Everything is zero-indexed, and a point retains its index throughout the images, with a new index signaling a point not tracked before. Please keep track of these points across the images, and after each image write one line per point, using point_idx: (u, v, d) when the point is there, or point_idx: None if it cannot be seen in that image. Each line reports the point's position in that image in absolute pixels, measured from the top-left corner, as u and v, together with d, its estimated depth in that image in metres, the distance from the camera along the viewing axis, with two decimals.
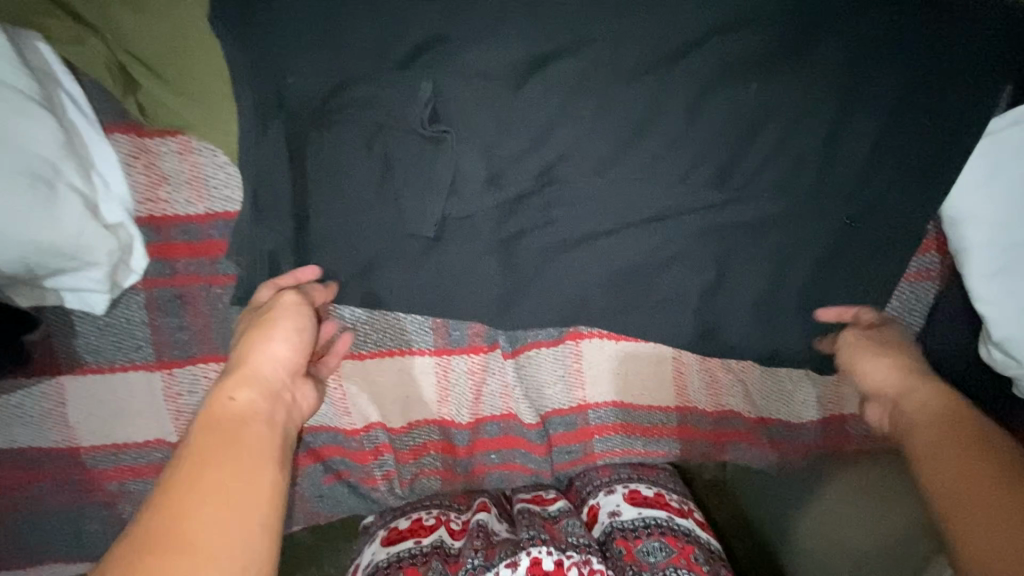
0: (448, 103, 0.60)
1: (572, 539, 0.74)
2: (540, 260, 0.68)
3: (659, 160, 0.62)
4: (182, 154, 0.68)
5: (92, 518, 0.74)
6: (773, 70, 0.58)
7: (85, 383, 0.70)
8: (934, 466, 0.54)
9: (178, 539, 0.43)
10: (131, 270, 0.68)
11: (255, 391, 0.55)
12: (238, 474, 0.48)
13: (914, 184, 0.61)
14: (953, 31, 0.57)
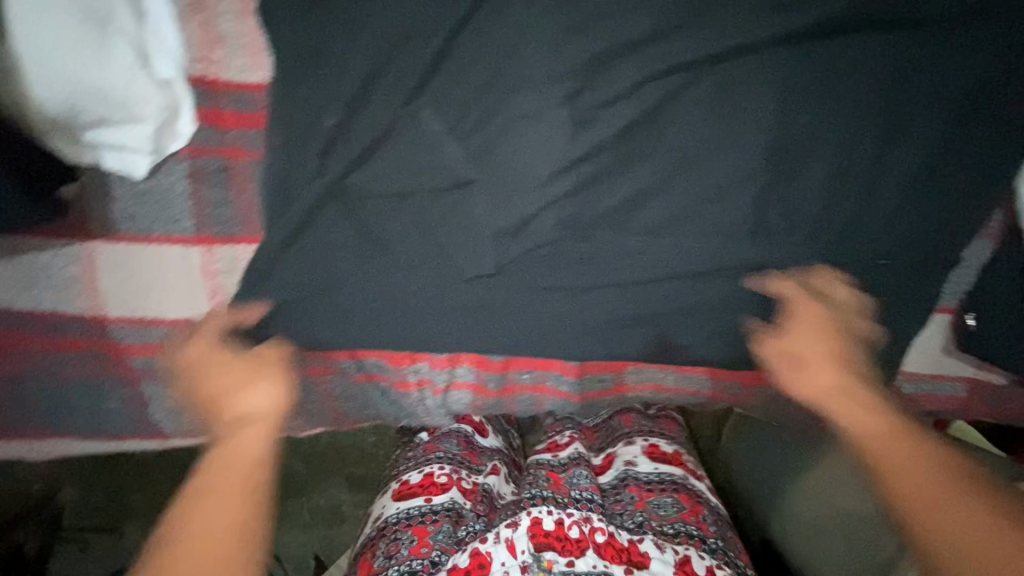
0: (530, 11, 0.64)
1: (575, 493, 0.81)
2: (603, 177, 0.69)
3: (717, 94, 0.68)
4: (241, 15, 0.62)
5: (113, 393, 0.73)
6: (767, 68, 0.67)
7: (119, 249, 0.67)
8: (884, 466, 0.54)
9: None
10: (177, 135, 0.64)
11: (252, 424, 0.54)
12: (233, 503, 0.48)
13: (881, 188, 0.70)
14: (898, 58, 0.68)
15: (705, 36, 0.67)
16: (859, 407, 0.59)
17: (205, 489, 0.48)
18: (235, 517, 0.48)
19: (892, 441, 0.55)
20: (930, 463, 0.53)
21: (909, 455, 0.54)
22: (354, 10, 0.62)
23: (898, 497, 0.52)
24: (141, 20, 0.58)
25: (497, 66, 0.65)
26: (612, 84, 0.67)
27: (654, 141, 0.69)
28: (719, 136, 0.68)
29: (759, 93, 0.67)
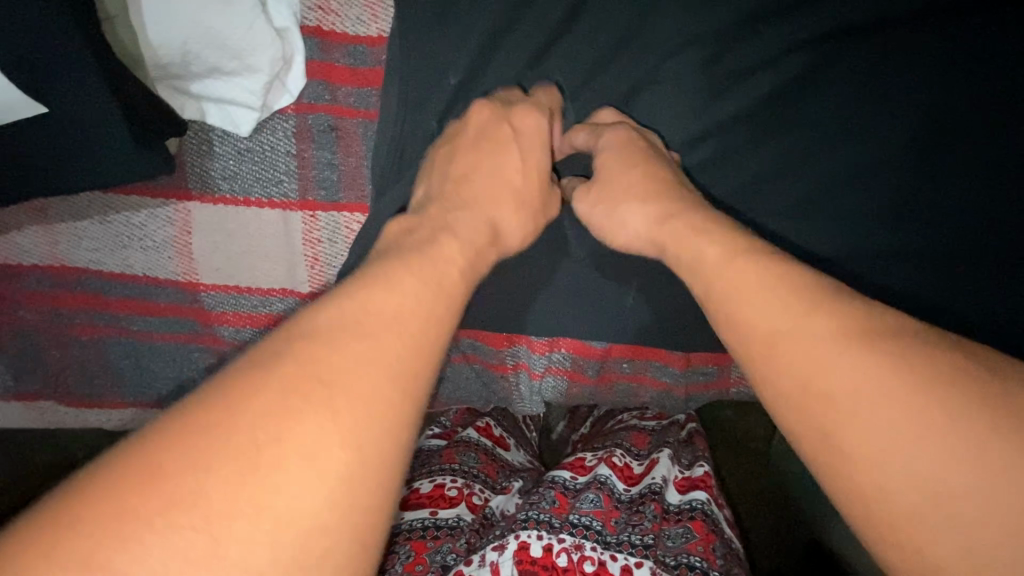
0: None
1: (572, 517, 0.69)
2: (737, 150, 0.63)
3: (884, 58, 0.59)
4: None
5: (198, 363, 0.70)
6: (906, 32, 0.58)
7: (216, 212, 0.63)
8: (779, 358, 0.39)
9: (346, 327, 0.36)
10: (286, 91, 0.59)
11: (524, 215, 0.55)
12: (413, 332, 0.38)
13: (894, 161, 0.60)
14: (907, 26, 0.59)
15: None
16: (750, 285, 0.43)
17: (391, 295, 0.38)
18: (415, 347, 0.37)
19: (796, 342, 0.39)
20: (847, 366, 0.36)
21: (816, 363, 0.37)
22: None
23: (812, 399, 0.37)
24: None
25: (633, 25, 0.60)
26: (757, 48, 0.61)
27: (801, 113, 0.62)
28: (877, 110, 0.60)
29: (933, 57, 0.58)
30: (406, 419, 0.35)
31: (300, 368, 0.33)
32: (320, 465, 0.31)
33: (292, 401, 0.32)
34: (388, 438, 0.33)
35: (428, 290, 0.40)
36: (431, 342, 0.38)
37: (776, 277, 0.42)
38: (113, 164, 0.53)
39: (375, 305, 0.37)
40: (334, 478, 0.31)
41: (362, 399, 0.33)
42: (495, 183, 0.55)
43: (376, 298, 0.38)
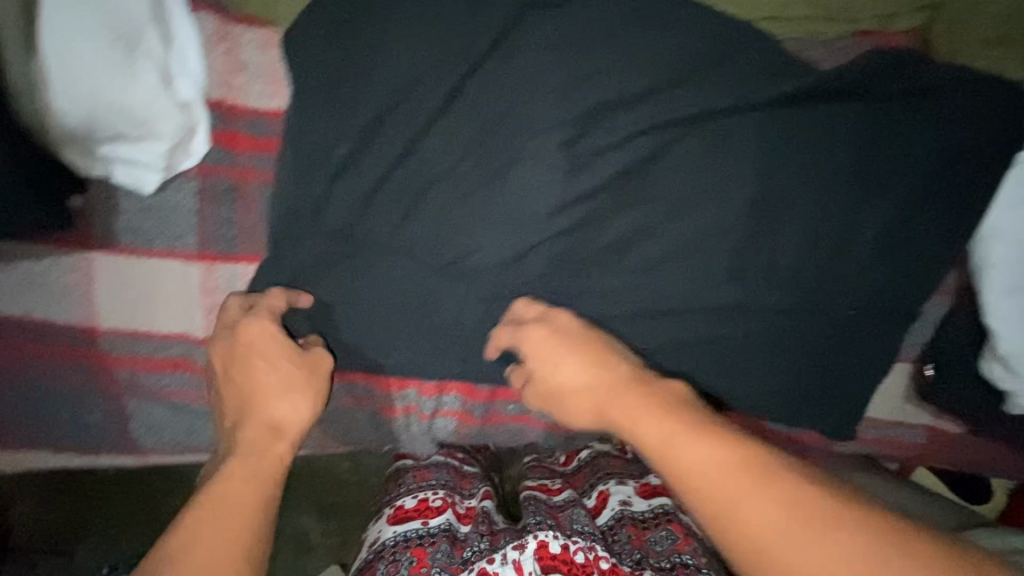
0: (530, 58, 0.68)
1: (576, 528, 0.77)
2: (597, 218, 0.74)
3: (707, 149, 0.72)
4: (265, 47, 0.66)
5: (96, 406, 0.72)
6: (723, 125, 0.71)
7: (118, 262, 0.67)
8: (721, 509, 0.56)
9: (179, 545, 0.54)
10: (189, 153, 0.66)
11: (291, 399, 0.66)
12: (239, 512, 0.58)
13: (758, 236, 0.75)
14: (748, 123, 0.71)
15: (701, 89, 0.70)
16: (703, 453, 0.58)
17: (234, 510, 0.58)
18: (244, 528, 0.57)
19: (734, 492, 0.56)
20: (769, 502, 0.54)
21: (752, 508, 0.55)
22: (367, 47, 0.66)
23: (722, 502, 0.56)
24: (168, 44, 0.62)
25: (502, 109, 0.69)
26: (610, 131, 0.71)
27: (643, 187, 0.74)
28: (704, 192, 0.74)
29: (747, 148, 0.72)
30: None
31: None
32: None
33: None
34: None
35: (251, 482, 0.60)
36: (263, 524, 0.59)
37: (708, 444, 0.59)
38: None
39: (218, 517, 0.57)
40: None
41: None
42: (269, 372, 0.66)
43: (217, 513, 0.57)
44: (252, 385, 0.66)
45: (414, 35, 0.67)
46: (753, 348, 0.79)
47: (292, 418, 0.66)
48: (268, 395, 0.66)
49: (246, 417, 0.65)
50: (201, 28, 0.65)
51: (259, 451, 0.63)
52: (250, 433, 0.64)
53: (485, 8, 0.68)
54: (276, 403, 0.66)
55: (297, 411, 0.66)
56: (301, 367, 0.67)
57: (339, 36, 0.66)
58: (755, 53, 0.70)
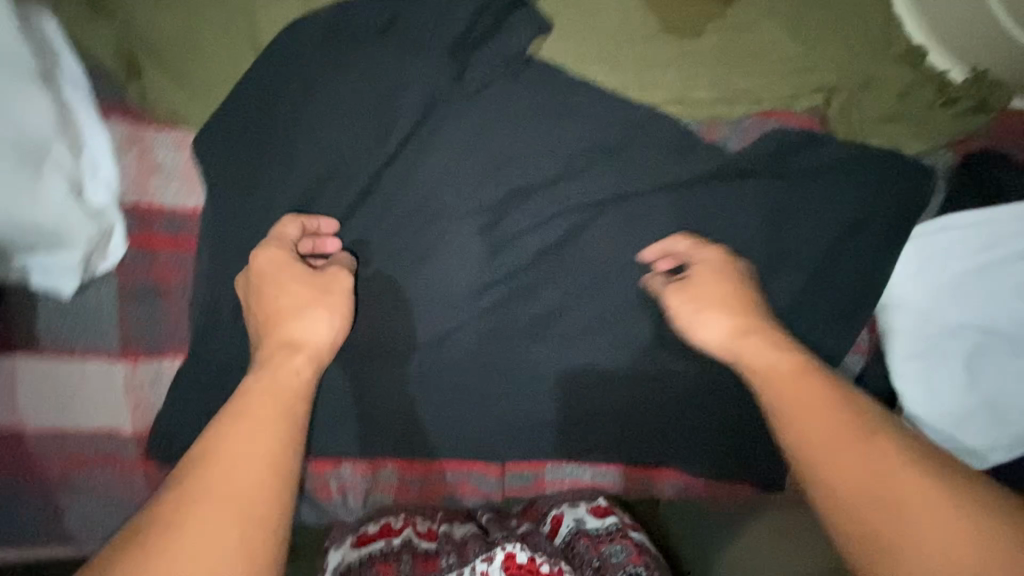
0: (444, 149, 0.72)
1: (542, 547, 0.72)
2: (521, 296, 0.76)
3: (623, 227, 0.74)
4: (179, 148, 0.67)
5: (22, 508, 0.70)
6: (637, 205, 0.74)
7: (42, 364, 0.68)
8: (835, 465, 0.47)
9: (178, 511, 0.42)
10: (107, 255, 0.66)
11: (303, 358, 0.55)
12: (254, 439, 0.46)
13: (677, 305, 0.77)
14: (660, 202, 0.74)
15: (611, 171, 0.73)
16: (805, 398, 0.52)
17: (246, 441, 0.46)
18: (257, 491, 0.44)
19: (844, 442, 0.48)
20: (881, 466, 0.45)
21: (874, 461, 0.46)
22: (281, 145, 0.68)
23: (832, 468, 0.47)
24: (77, 154, 0.63)
25: (420, 197, 0.72)
26: (526, 212, 0.73)
27: (562, 265, 0.75)
28: (624, 268, 0.75)
29: (662, 225, 0.74)
30: (268, 529, 0.43)
31: (173, 555, 0.39)
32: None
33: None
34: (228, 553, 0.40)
35: (270, 440, 0.47)
36: (286, 445, 0.47)
37: (818, 394, 0.52)
38: None
39: (225, 457, 0.45)
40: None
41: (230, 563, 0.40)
42: (286, 300, 0.60)
43: (241, 432, 0.47)
44: (286, 300, 0.60)
45: (328, 132, 0.69)
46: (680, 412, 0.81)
47: (309, 366, 0.55)
48: (288, 317, 0.59)
49: (263, 346, 0.57)
50: (113, 133, 0.66)
51: (280, 391, 0.51)
52: (280, 381, 0.52)
53: (397, 102, 0.70)
54: (302, 318, 0.59)
55: (322, 329, 0.59)
56: (316, 288, 0.61)
57: (254, 137, 0.67)
58: (660, 139, 0.73)
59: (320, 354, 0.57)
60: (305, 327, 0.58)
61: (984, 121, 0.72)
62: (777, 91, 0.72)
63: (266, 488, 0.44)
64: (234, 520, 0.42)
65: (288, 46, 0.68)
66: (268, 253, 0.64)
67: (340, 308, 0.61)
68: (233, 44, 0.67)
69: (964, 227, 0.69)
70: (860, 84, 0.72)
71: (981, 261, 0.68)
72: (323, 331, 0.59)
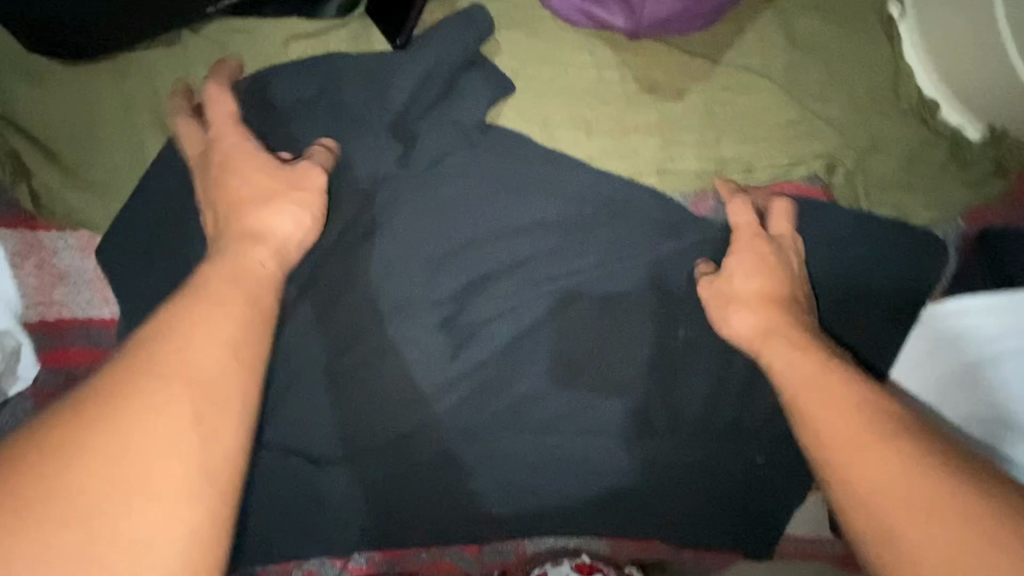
0: (399, 232, 0.63)
1: None
2: (493, 387, 0.68)
3: (600, 310, 0.67)
4: (85, 252, 0.59)
5: None
6: (614, 286, 0.67)
7: None
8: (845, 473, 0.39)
9: (122, 388, 0.31)
10: (15, 379, 0.58)
11: (268, 249, 0.46)
12: (211, 331, 0.36)
13: (663, 391, 0.71)
14: (640, 282, 0.67)
15: (588, 252, 0.65)
16: (813, 390, 0.45)
17: (206, 328, 0.36)
18: (229, 430, 0.33)
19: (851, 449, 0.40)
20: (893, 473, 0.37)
21: (882, 477, 0.37)
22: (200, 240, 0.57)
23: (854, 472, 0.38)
24: None
25: (373, 287, 0.64)
26: (492, 297, 0.65)
27: (531, 353, 0.68)
28: (601, 354, 0.69)
29: (639, 306, 0.68)
30: (233, 450, 0.33)
31: (111, 440, 0.29)
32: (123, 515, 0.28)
33: (105, 473, 0.28)
34: (201, 505, 0.30)
35: (239, 308, 0.38)
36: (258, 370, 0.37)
37: (831, 399, 0.43)
38: None
39: (189, 340, 0.34)
40: (171, 513, 0.29)
41: (182, 458, 0.30)
42: (246, 175, 0.50)
43: (199, 321, 0.36)
44: (246, 180, 0.49)
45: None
46: (674, 499, 0.74)
47: (271, 258, 0.45)
48: (249, 205, 0.48)
49: (224, 237, 0.46)
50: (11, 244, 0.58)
51: (246, 279, 0.42)
52: (240, 267, 0.43)
53: (342, 186, 0.62)
54: (267, 209, 0.48)
55: (295, 225, 0.49)
56: (278, 176, 0.50)
57: (168, 233, 0.57)
58: (641, 213, 0.65)
59: (285, 254, 0.47)
60: (273, 219, 0.48)
61: (1002, 187, 0.64)
62: (770, 158, 0.64)
63: (241, 386, 0.35)
64: (206, 407, 0.33)
65: (199, 125, 0.57)
66: (236, 145, 0.52)
67: (315, 206, 0.51)
68: (139, 128, 0.58)
69: (982, 308, 0.60)
70: (866, 147, 0.64)
71: (999, 349, 0.59)
72: (293, 229, 0.49)
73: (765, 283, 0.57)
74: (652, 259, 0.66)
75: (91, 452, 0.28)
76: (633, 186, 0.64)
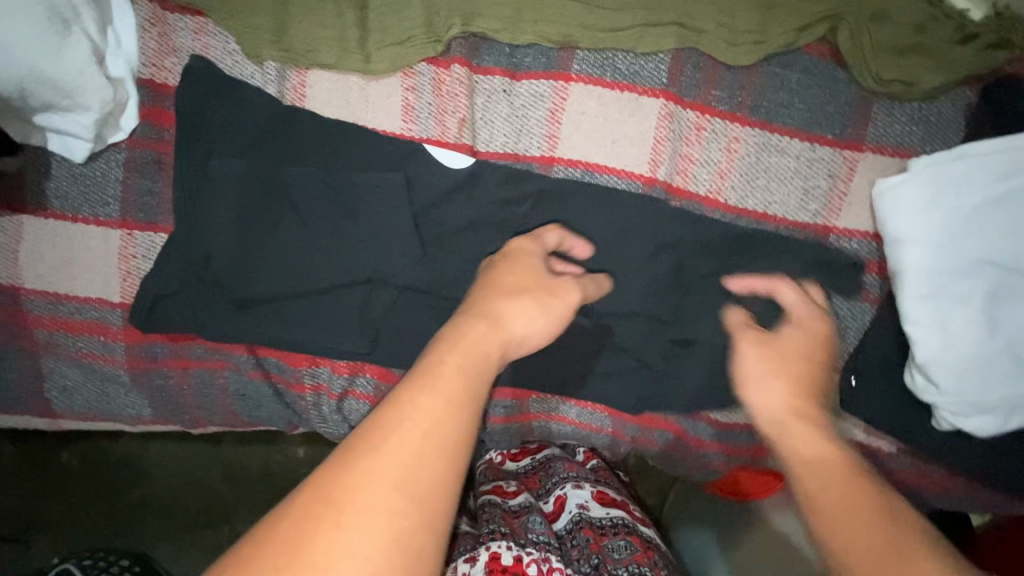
0: (454, 57, 0.73)
1: (531, 536, 0.71)
2: (517, 211, 0.74)
3: (619, 148, 0.74)
4: (196, 33, 0.70)
5: (13, 365, 0.74)
6: (627, 131, 0.74)
7: (46, 224, 0.71)
8: (825, 502, 0.55)
9: (392, 425, 0.44)
10: (119, 127, 0.70)
11: (497, 349, 0.54)
12: (457, 399, 0.47)
13: (682, 246, 0.74)
14: (655, 132, 0.74)
15: (607, 96, 0.73)
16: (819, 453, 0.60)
17: (427, 421, 0.45)
18: (441, 458, 0.44)
19: (867, 517, 0.52)
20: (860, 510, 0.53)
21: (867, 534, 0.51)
22: (299, 37, 0.70)
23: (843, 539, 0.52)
24: (104, 26, 0.67)
25: (427, 98, 0.74)
26: (516, 152, 0.75)
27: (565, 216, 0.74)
28: (627, 218, 0.74)
29: (663, 163, 0.74)
30: (444, 504, 0.43)
31: (366, 465, 0.42)
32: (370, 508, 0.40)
33: (374, 473, 0.42)
34: (423, 521, 0.41)
35: (452, 400, 0.47)
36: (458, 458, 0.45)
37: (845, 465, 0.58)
38: None
39: (431, 407, 0.46)
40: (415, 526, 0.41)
41: (414, 489, 0.42)
42: (508, 270, 0.64)
43: (427, 431, 0.44)
44: (507, 278, 0.63)
45: (333, 29, 0.71)
46: (676, 355, 0.76)
47: (499, 353, 0.55)
48: (509, 294, 0.60)
49: (467, 329, 0.54)
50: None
51: (476, 370, 0.51)
52: (486, 357, 0.53)
53: (407, 9, 0.71)
54: (515, 300, 0.59)
55: (527, 324, 0.59)
56: (544, 286, 0.63)
57: (261, 27, 0.70)
58: (659, 68, 0.73)
59: (534, 320, 0.59)
60: (512, 317, 0.58)
61: (1006, 57, 0.68)
62: (794, 21, 0.69)
63: (441, 468, 0.44)
64: (436, 451, 0.44)
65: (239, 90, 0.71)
66: (511, 259, 0.66)
67: (556, 310, 0.62)
68: None
69: (983, 156, 0.67)
70: (869, 19, 0.69)
71: (989, 193, 0.67)
72: (526, 325, 0.59)
73: (768, 361, 0.69)
74: (667, 111, 0.73)
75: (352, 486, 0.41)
76: (654, 33, 0.71)
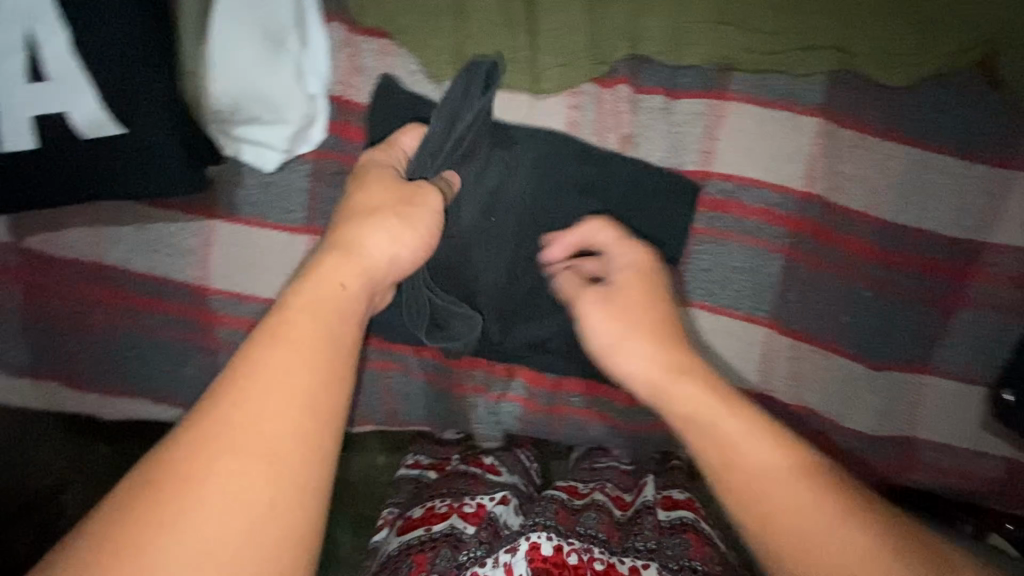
0: (616, 78, 0.78)
1: (583, 528, 0.66)
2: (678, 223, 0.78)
3: (774, 164, 0.78)
4: (381, 55, 0.76)
5: (193, 360, 0.78)
6: (783, 148, 0.77)
7: (235, 228, 0.76)
8: (784, 510, 0.46)
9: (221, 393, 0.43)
10: (308, 140, 0.75)
11: (362, 282, 0.52)
12: (319, 347, 0.46)
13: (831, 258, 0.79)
14: (810, 148, 0.77)
15: (762, 114, 0.77)
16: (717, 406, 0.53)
17: (273, 381, 0.43)
18: (301, 421, 0.42)
19: (802, 509, 0.46)
20: (798, 505, 0.46)
21: (824, 525, 0.45)
22: (476, 58, 0.75)
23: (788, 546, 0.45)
24: (304, 45, 0.72)
25: (589, 115, 0.78)
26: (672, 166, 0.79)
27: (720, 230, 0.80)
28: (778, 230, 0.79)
29: (819, 178, 0.77)
30: (309, 467, 0.42)
31: (195, 448, 0.40)
32: (209, 483, 0.39)
33: (212, 456, 0.40)
34: (293, 493, 0.41)
35: (300, 358, 0.44)
36: (324, 412, 0.44)
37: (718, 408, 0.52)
38: (135, 178, 0.67)
39: (274, 366, 0.43)
40: (285, 496, 0.40)
41: (270, 464, 0.40)
42: (384, 191, 0.62)
43: (259, 394, 0.42)
44: (380, 195, 0.61)
45: (506, 50, 0.75)
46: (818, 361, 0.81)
47: (360, 285, 0.52)
48: (370, 213, 0.58)
49: (322, 260, 0.52)
50: (75, 37, 0.60)
51: (328, 312, 0.48)
52: (342, 291, 0.50)
53: (574, 30, 0.74)
54: (375, 221, 0.57)
55: (388, 241, 0.57)
56: (405, 199, 0.61)
57: (441, 48, 0.75)
58: (813, 89, 0.76)
59: (378, 232, 0.57)
60: (369, 239, 0.56)
61: None
62: (955, 41, 0.70)
63: (295, 431, 0.42)
64: (275, 417, 0.42)
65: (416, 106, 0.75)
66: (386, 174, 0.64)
67: (421, 220, 0.60)
68: None
69: None
70: None
71: None
72: (402, 249, 0.58)
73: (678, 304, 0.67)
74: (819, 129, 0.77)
75: (182, 473, 0.39)
76: (813, 55, 0.74)
